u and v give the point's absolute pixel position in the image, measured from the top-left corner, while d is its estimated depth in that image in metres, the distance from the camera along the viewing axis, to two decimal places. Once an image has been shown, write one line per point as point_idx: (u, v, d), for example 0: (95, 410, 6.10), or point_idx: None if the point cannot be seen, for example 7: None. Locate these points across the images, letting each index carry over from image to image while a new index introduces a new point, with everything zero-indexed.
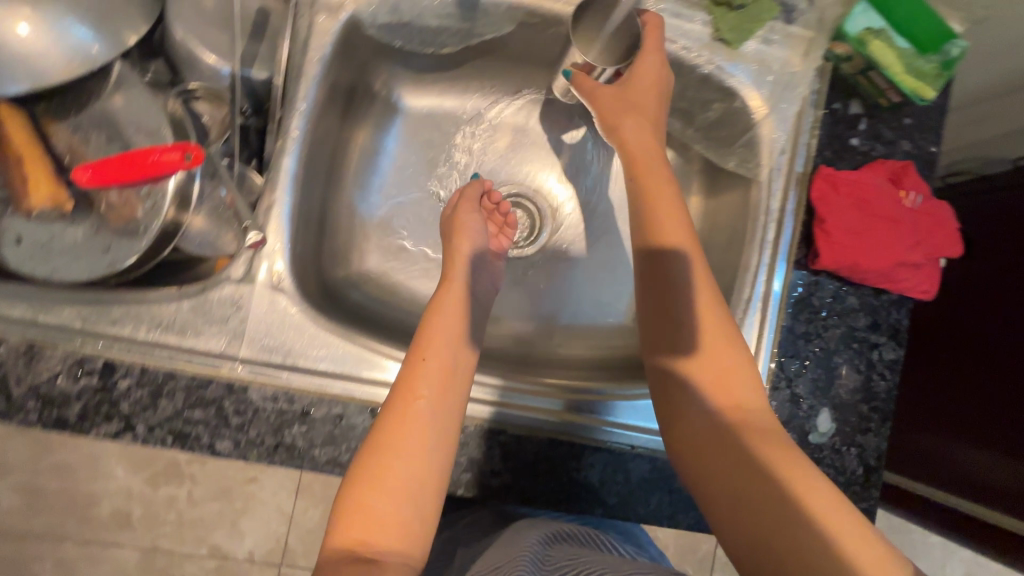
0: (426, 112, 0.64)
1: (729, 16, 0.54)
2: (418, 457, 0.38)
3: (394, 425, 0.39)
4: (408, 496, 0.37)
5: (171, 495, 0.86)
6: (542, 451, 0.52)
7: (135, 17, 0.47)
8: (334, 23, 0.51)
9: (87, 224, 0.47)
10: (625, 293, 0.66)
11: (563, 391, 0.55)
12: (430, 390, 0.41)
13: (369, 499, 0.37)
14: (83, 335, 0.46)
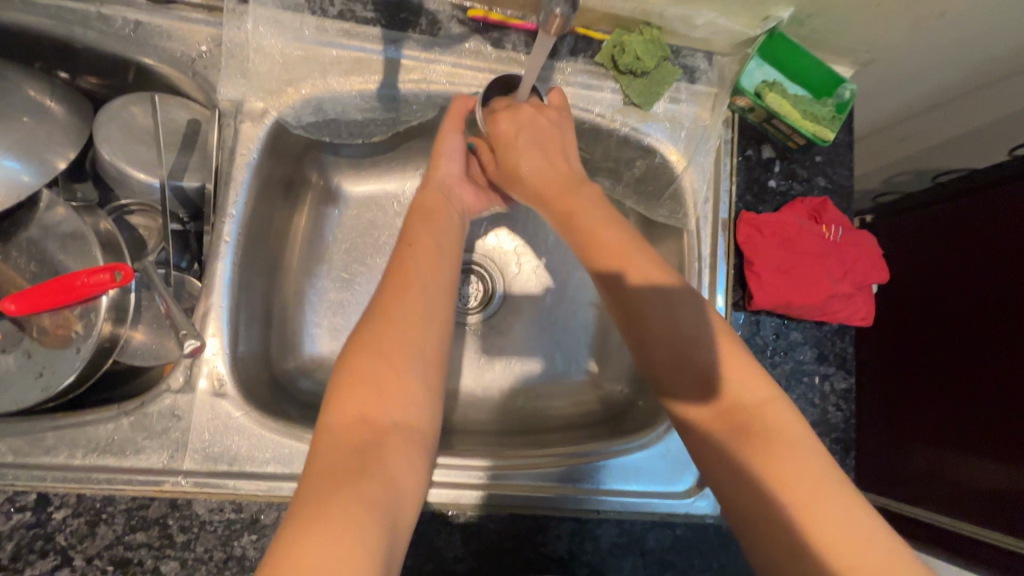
0: (365, 195, 0.66)
1: (635, 83, 0.56)
2: (414, 329, 0.40)
3: (391, 304, 0.41)
4: (407, 365, 0.39)
5: None
6: (507, 529, 0.50)
7: (59, 146, 0.49)
8: (260, 128, 0.53)
9: (20, 352, 0.47)
10: (578, 348, 0.68)
11: (533, 463, 0.53)
12: (419, 274, 0.43)
13: (363, 369, 0.38)
14: (15, 468, 0.45)
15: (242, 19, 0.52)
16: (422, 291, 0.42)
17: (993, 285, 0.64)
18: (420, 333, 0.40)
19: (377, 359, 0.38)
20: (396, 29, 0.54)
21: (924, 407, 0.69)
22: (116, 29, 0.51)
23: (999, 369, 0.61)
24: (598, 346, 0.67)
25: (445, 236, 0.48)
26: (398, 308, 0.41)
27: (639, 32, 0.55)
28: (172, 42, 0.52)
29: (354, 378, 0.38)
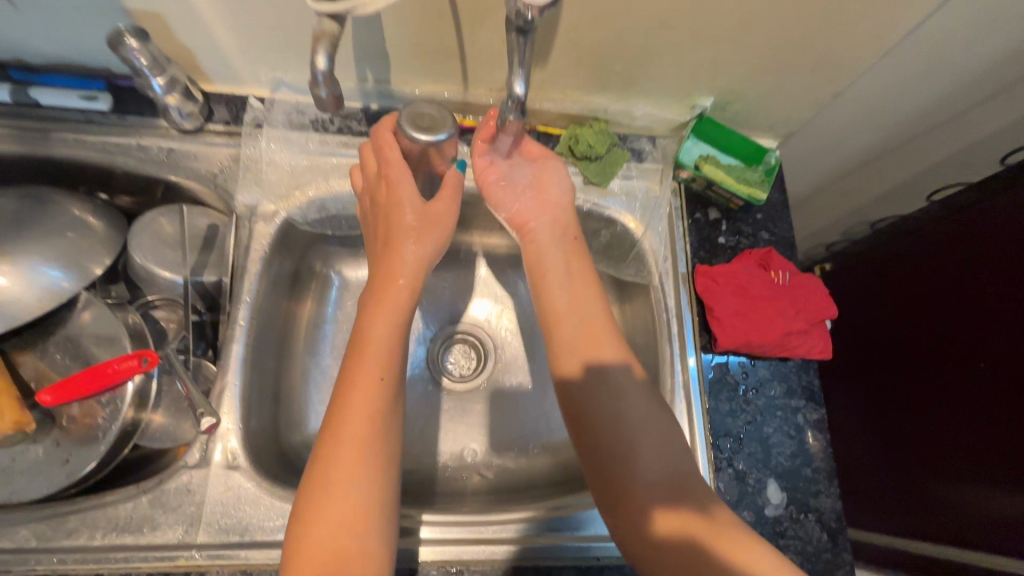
0: (364, 278, 0.73)
1: (591, 166, 0.66)
2: (359, 472, 0.39)
3: (333, 449, 0.40)
4: (366, 528, 0.38)
5: None
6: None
7: (99, 253, 0.56)
8: (271, 227, 0.61)
9: (49, 441, 0.51)
10: None
11: (535, 511, 0.55)
12: (361, 409, 0.41)
13: (316, 529, 0.37)
14: (37, 553, 0.47)
15: (257, 140, 0.62)
16: (365, 429, 0.41)
17: (981, 353, 0.66)
18: (364, 490, 0.39)
19: (335, 518, 0.37)
20: None
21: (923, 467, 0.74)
22: (151, 155, 0.60)
23: (997, 436, 0.64)
24: None
25: (395, 354, 0.45)
26: (342, 453, 0.39)
27: (590, 125, 0.66)
28: (198, 162, 0.61)
29: (313, 553, 0.36)
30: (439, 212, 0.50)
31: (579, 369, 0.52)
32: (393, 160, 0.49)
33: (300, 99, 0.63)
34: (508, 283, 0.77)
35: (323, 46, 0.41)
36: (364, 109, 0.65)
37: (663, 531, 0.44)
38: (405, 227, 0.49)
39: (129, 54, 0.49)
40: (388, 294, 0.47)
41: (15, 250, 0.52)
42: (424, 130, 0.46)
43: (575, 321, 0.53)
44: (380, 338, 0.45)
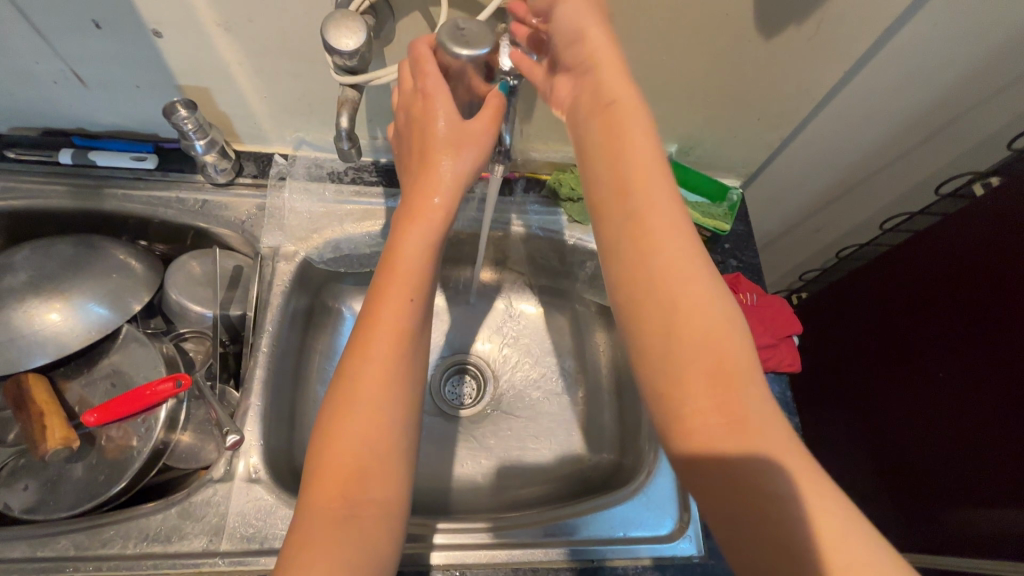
0: None
1: (575, 206, 0.74)
2: (381, 394, 0.43)
3: (358, 365, 0.44)
4: (387, 440, 0.42)
5: None
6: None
7: (140, 291, 0.64)
8: (291, 265, 0.69)
9: (87, 460, 0.56)
10: (566, 425, 0.77)
11: (537, 520, 0.59)
12: (386, 329, 0.45)
13: (334, 447, 0.41)
14: (75, 561, 0.51)
15: (280, 190, 0.71)
16: (386, 349, 0.44)
17: (980, 353, 0.70)
18: (389, 408, 0.43)
19: (359, 439, 0.41)
20: (395, 186, 0.73)
21: (920, 442, 0.78)
22: (187, 206, 0.69)
23: (1008, 442, 0.66)
24: (581, 422, 0.77)
25: (425, 273, 0.48)
26: (367, 370, 0.44)
27: (570, 172, 0.75)
28: (228, 210, 0.70)
29: (333, 467, 0.40)
30: (478, 129, 0.47)
31: (645, 279, 0.41)
32: (429, 72, 0.45)
33: (319, 155, 0.73)
34: (505, 315, 0.84)
35: (347, 109, 0.50)
36: (374, 163, 0.74)
37: (706, 466, 0.37)
38: (440, 142, 0.46)
39: (178, 121, 0.59)
40: (416, 215, 0.47)
41: (66, 288, 0.60)
42: (466, 45, 0.42)
43: (632, 223, 0.42)
44: (411, 258, 0.47)
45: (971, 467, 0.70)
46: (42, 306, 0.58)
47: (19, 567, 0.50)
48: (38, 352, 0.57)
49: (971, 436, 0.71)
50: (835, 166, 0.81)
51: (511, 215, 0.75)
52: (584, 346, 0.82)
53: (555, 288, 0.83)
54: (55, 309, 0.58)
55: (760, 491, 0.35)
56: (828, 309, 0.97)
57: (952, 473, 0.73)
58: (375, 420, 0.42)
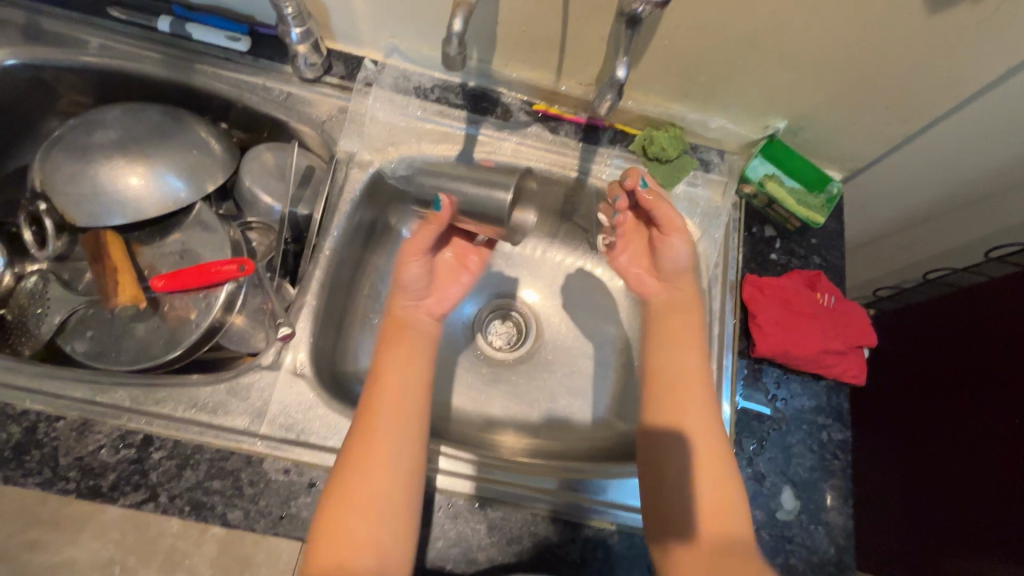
0: None
1: (660, 167, 0.70)
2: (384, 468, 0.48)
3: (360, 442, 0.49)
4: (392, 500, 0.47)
5: None
6: (519, 527, 0.55)
7: (217, 172, 0.64)
8: (364, 174, 0.67)
9: (151, 322, 0.59)
10: (600, 390, 0.76)
11: (562, 480, 0.58)
12: (381, 421, 0.50)
13: (348, 498, 0.47)
14: (129, 412, 0.53)
15: (365, 96, 0.68)
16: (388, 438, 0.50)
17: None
18: (397, 479, 0.48)
19: (365, 491, 0.47)
20: (479, 114, 0.70)
21: (947, 511, 0.76)
22: (272, 96, 0.68)
23: None
24: (618, 389, 0.76)
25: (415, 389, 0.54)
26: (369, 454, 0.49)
27: (665, 130, 0.70)
28: (311, 108, 0.68)
29: (352, 508, 0.46)
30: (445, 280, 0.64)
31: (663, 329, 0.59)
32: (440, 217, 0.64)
33: (408, 67, 0.70)
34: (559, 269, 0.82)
35: (462, 12, 0.47)
36: (462, 84, 0.71)
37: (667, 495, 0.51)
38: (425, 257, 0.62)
39: (280, 2, 0.57)
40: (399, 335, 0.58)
41: (151, 154, 0.61)
42: None
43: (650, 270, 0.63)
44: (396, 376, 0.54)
45: (995, 544, 0.68)
46: (126, 168, 0.59)
47: (78, 406, 0.52)
48: (117, 212, 0.59)
49: (998, 513, 0.68)
50: (955, 179, 0.73)
51: (592, 165, 0.71)
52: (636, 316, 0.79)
53: None
54: (137, 174, 0.60)
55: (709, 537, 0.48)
56: (903, 335, 0.90)
57: (976, 541, 0.70)
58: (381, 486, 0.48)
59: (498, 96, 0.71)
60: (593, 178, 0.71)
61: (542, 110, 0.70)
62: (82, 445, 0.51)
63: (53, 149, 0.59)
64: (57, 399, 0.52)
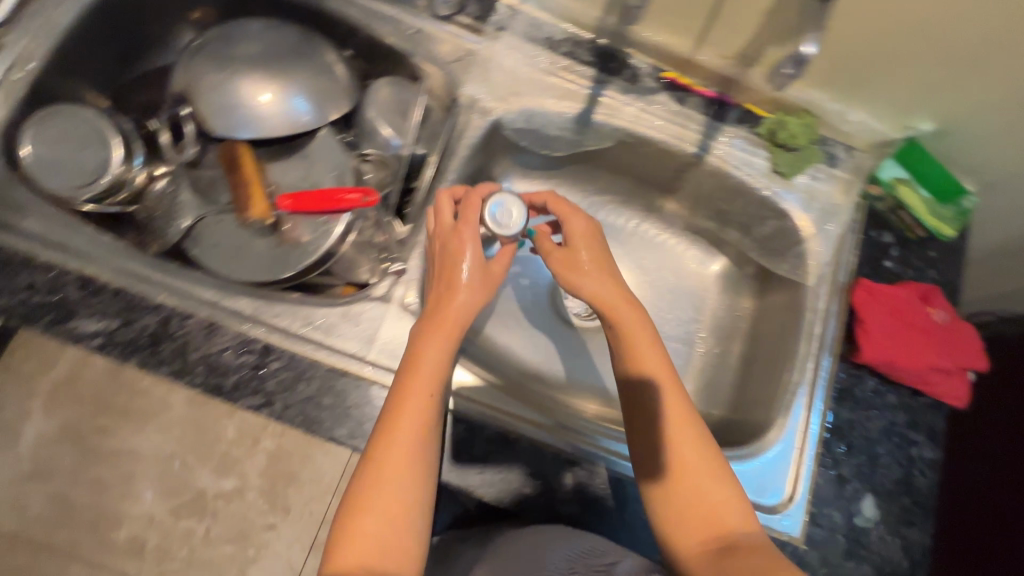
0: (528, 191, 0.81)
1: (785, 156, 0.68)
2: (396, 481, 0.43)
3: (377, 461, 0.44)
4: (409, 518, 0.43)
5: (188, 528, 0.97)
6: (510, 459, 0.57)
7: (342, 99, 0.64)
8: (484, 121, 0.67)
9: (271, 239, 0.60)
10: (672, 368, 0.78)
11: (544, 422, 0.60)
12: (405, 435, 0.45)
13: (361, 525, 0.42)
14: (252, 321, 0.55)
15: (495, 41, 0.67)
16: (410, 448, 0.45)
17: None
18: (413, 490, 0.44)
19: (380, 517, 0.42)
20: (606, 74, 0.68)
21: None
22: (402, 28, 0.67)
23: None
24: (690, 364, 0.78)
25: (442, 383, 0.48)
26: (386, 470, 0.44)
27: (798, 117, 0.67)
28: (437, 44, 0.67)
29: (364, 539, 0.42)
30: (496, 271, 0.54)
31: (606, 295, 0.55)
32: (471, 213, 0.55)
33: (541, 16, 0.68)
34: (644, 239, 0.83)
35: None
36: (593, 41, 0.68)
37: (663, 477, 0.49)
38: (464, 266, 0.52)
39: None
40: (439, 328, 0.49)
41: (285, 75, 0.61)
42: None
43: (587, 237, 0.59)
44: (431, 363, 0.48)
45: None
46: (258, 84, 0.60)
47: (208, 307, 0.55)
48: (245, 126, 0.60)
49: None
50: None
51: (713, 143, 0.69)
52: (723, 305, 0.80)
53: (718, 235, 0.79)
54: (268, 92, 0.60)
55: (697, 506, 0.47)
56: None
57: None
58: (393, 504, 0.43)
59: (628, 58, 0.68)
60: (707, 156, 0.69)
61: (673, 79, 0.68)
62: (205, 345, 0.53)
63: (196, 56, 0.61)
64: (189, 297, 0.55)
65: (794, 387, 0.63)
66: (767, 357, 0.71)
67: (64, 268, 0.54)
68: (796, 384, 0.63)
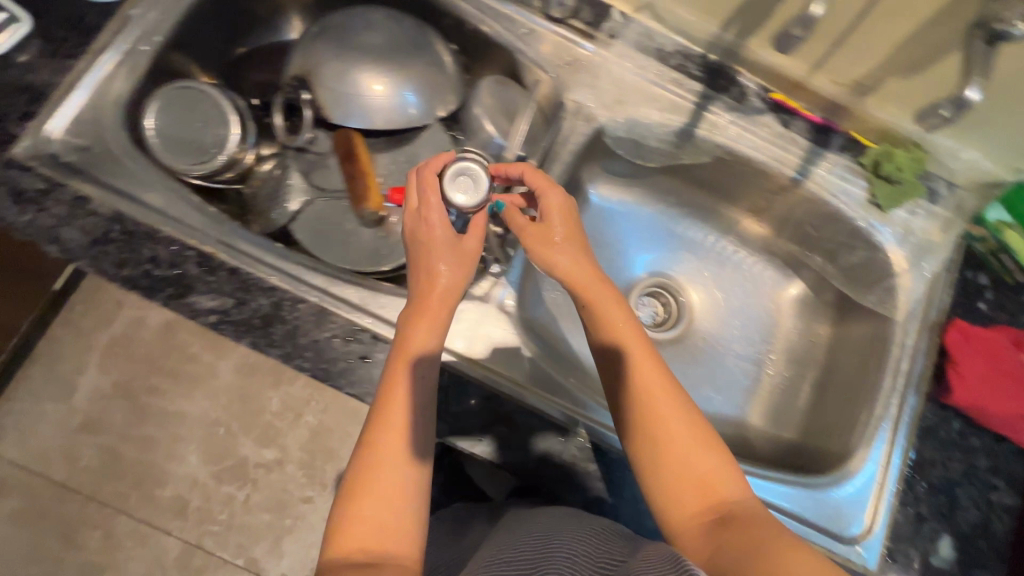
0: (611, 197, 0.81)
1: (887, 188, 0.67)
2: (394, 462, 0.45)
3: (371, 443, 0.46)
4: (406, 497, 0.45)
5: (230, 495, 1.24)
6: (481, 419, 0.57)
7: (448, 95, 0.65)
8: (588, 128, 0.67)
9: (376, 228, 0.62)
10: (738, 387, 0.79)
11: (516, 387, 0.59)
12: (393, 414, 0.47)
13: (361, 508, 0.44)
14: (360, 311, 0.56)
15: (607, 49, 0.67)
16: (400, 428, 0.46)
17: None
18: (409, 469, 0.45)
19: (373, 496, 0.44)
20: (713, 90, 0.68)
21: None
22: (515, 28, 0.67)
23: None
24: (757, 384, 0.79)
25: (432, 361, 0.50)
26: (381, 451, 0.46)
27: (907, 150, 0.67)
28: (550, 47, 0.67)
29: (365, 521, 0.43)
30: (470, 247, 0.53)
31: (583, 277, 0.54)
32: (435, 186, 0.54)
33: (654, 27, 0.68)
34: (722, 257, 0.83)
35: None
36: (703, 56, 0.68)
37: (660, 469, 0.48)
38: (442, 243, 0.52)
39: None
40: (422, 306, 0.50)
41: (400, 68, 0.61)
42: None
43: (562, 213, 0.57)
44: (421, 343, 0.49)
45: None
46: (372, 73, 0.60)
47: (317, 293, 0.56)
48: (355, 114, 0.61)
49: None
50: None
51: (813, 169, 0.68)
52: (797, 329, 0.80)
53: (800, 258, 0.79)
54: (380, 82, 0.60)
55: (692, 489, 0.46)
56: None
57: None
58: (392, 485, 0.45)
59: (737, 76, 0.68)
60: (805, 183, 0.68)
61: (779, 100, 0.67)
62: (315, 331, 0.54)
63: (315, 41, 0.61)
64: (298, 281, 0.56)
65: (876, 420, 0.63)
66: (844, 386, 0.71)
67: (184, 244, 0.55)
68: (879, 417, 0.64)
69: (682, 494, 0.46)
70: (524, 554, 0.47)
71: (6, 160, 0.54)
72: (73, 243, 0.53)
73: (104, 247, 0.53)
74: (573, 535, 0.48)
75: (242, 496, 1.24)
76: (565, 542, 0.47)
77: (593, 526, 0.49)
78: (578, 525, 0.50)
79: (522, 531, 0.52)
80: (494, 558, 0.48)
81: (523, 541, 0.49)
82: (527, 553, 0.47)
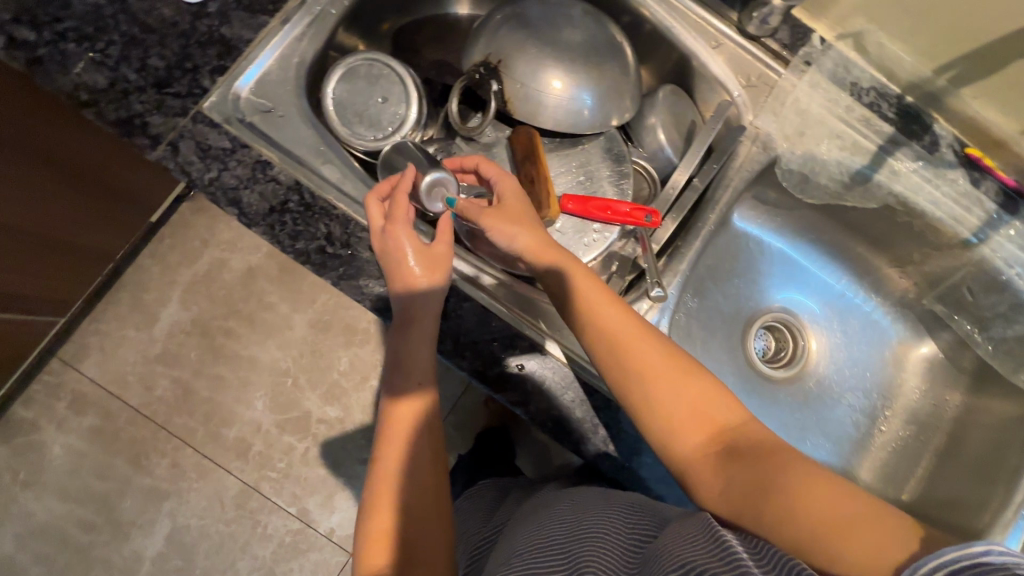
0: (755, 219, 0.78)
1: None
2: (405, 439, 0.48)
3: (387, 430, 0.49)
4: (423, 469, 0.48)
5: (291, 444, 1.16)
6: (474, 361, 0.53)
7: (625, 105, 0.60)
8: (764, 155, 0.64)
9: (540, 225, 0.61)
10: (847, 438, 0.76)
11: (524, 318, 0.56)
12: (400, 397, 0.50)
13: (386, 489, 0.46)
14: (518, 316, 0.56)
15: (800, 75, 0.63)
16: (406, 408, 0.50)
17: None
18: (426, 444, 0.49)
19: (396, 474, 0.47)
20: (905, 133, 0.64)
21: None
22: (706, 42, 0.64)
23: None
24: (869, 438, 0.76)
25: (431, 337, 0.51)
26: (392, 433, 0.49)
27: None
28: (739, 67, 0.64)
29: (389, 499, 0.46)
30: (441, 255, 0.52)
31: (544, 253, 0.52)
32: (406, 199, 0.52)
33: (853, 59, 0.64)
34: (852, 303, 0.80)
35: None
36: (899, 97, 0.64)
37: (671, 442, 0.44)
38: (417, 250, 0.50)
39: None
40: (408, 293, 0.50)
41: (585, 68, 0.58)
42: None
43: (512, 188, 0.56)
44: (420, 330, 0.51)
45: None
46: (554, 69, 0.57)
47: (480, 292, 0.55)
48: (526, 107, 0.59)
49: None
50: None
51: (994, 234, 0.64)
52: (922, 392, 0.77)
53: (942, 318, 0.74)
54: (559, 80, 0.58)
55: (707, 445, 0.43)
56: None
57: None
58: (407, 460, 0.48)
59: (931, 123, 0.64)
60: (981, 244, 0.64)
61: (975, 156, 0.63)
62: (475, 330, 0.54)
63: (504, 27, 0.58)
64: None
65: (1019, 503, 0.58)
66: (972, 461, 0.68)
67: (358, 223, 0.54)
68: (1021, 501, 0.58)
69: (698, 448, 0.43)
70: (555, 538, 0.41)
71: (195, 114, 0.52)
72: (252, 210, 0.52)
73: (281, 217, 0.52)
74: (605, 516, 0.43)
75: (302, 449, 1.16)
76: (595, 524, 0.42)
77: (621, 508, 0.44)
78: (605, 504, 0.46)
79: (546, 514, 0.48)
80: (519, 549, 0.42)
81: (553, 525, 0.43)
82: (555, 538, 0.41)
